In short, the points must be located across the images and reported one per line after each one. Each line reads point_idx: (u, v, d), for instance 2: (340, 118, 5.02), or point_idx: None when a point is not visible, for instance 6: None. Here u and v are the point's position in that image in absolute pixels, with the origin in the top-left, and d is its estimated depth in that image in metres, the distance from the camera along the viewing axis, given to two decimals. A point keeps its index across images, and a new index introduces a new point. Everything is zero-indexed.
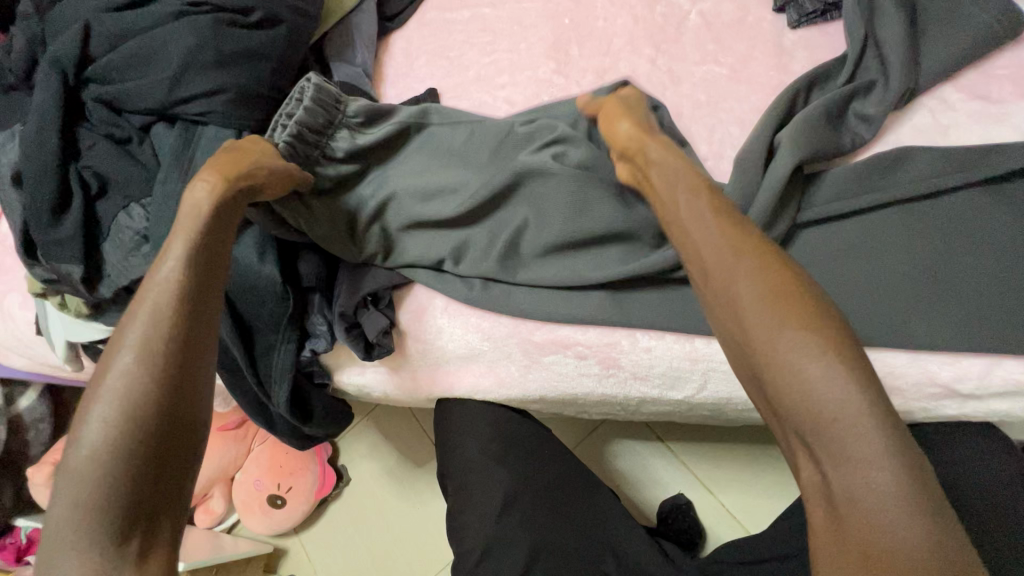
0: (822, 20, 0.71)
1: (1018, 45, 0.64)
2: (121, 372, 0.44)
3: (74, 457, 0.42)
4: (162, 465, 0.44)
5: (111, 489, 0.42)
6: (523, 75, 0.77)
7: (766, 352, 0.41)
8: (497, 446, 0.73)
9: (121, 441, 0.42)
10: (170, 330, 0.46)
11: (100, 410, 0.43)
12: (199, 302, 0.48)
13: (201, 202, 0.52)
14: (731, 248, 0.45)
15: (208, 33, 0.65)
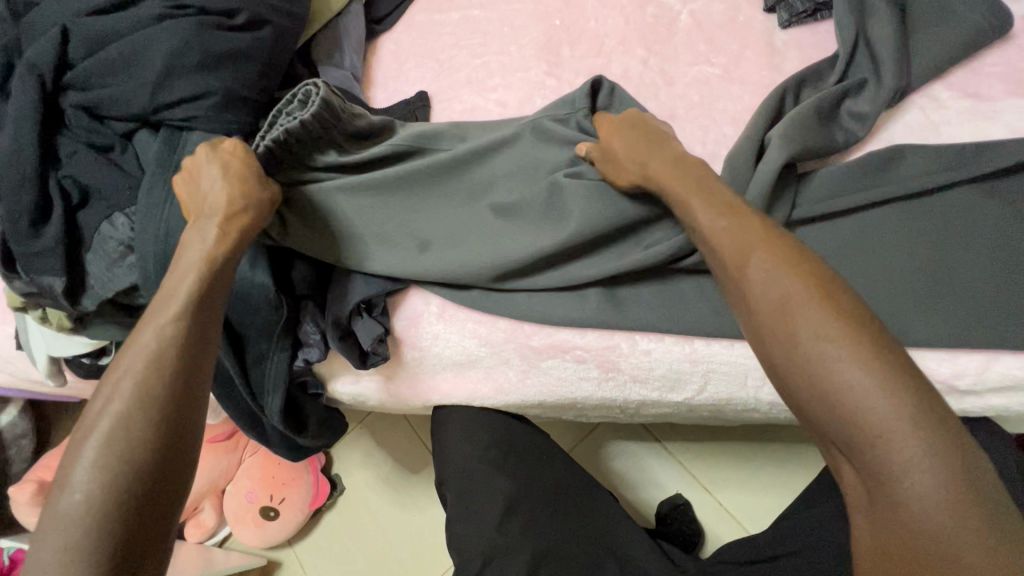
0: (813, 19, 0.71)
1: (1005, 43, 0.65)
2: (111, 416, 0.43)
3: (63, 503, 0.41)
4: (156, 509, 0.43)
5: (104, 532, 0.40)
6: (515, 77, 0.76)
7: (789, 353, 0.43)
8: (495, 453, 0.72)
9: (119, 482, 0.41)
10: (169, 373, 0.46)
11: (91, 454, 0.42)
12: (197, 347, 0.48)
13: (207, 249, 0.52)
14: (746, 249, 0.47)
15: (191, 35, 0.64)
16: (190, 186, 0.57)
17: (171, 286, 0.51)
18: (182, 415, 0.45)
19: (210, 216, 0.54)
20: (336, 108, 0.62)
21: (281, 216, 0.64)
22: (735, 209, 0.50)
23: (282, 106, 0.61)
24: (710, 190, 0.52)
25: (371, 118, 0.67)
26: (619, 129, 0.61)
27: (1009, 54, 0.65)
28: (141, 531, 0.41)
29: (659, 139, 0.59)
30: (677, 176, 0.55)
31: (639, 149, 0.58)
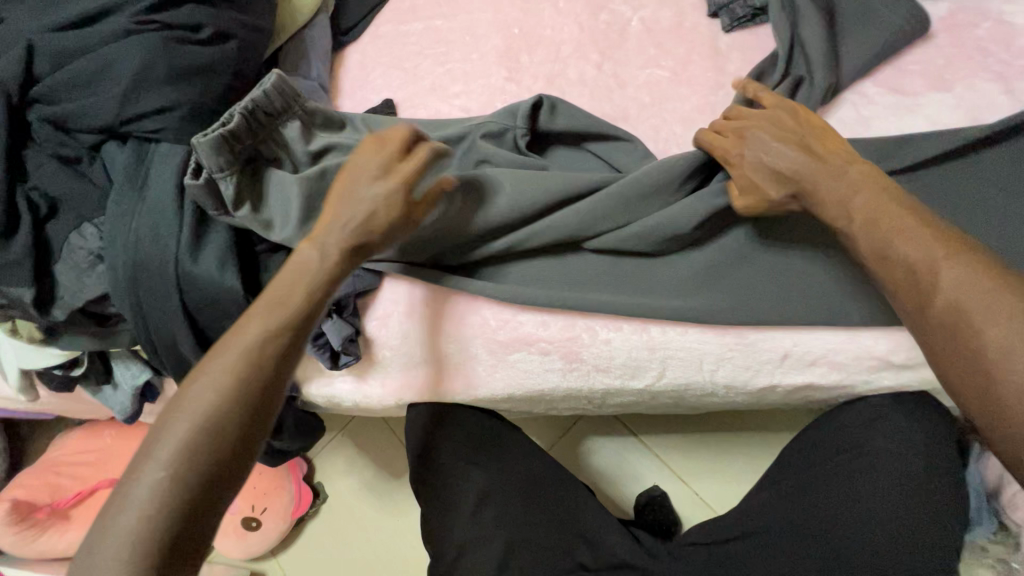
0: (753, 23, 0.75)
1: (926, 41, 0.70)
2: (196, 416, 0.46)
3: (144, 471, 0.44)
4: (212, 513, 0.46)
5: (162, 531, 0.43)
6: (476, 83, 0.79)
7: (984, 398, 0.44)
8: (469, 447, 0.74)
9: (184, 487, 0.44)
10: (261, 373, 0.48)
11: (169, 450, 0.45)
12: (290, 351, 0.50)
13: (322, 253, 0.54)
14: (942, 286, 0.47)
15: (158, 48, 0.66)
16: (341, 189, 0.56)
17: (290, 290, 0.52)
18: (258, 429, 0.48)
19: (342, 230, 0.55)
20: (292, 92, 0.69)
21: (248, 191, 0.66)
22: (922, 233, 0.49)
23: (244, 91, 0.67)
24: (904, 208, 0.51)
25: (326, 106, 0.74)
26: (761, 144, 0.58)
27: (931, 51, 0.69)
28: (193, 534, 0.44)
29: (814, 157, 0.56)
30: (846, 199, 0.53)
31: (803, 173, 0.55)
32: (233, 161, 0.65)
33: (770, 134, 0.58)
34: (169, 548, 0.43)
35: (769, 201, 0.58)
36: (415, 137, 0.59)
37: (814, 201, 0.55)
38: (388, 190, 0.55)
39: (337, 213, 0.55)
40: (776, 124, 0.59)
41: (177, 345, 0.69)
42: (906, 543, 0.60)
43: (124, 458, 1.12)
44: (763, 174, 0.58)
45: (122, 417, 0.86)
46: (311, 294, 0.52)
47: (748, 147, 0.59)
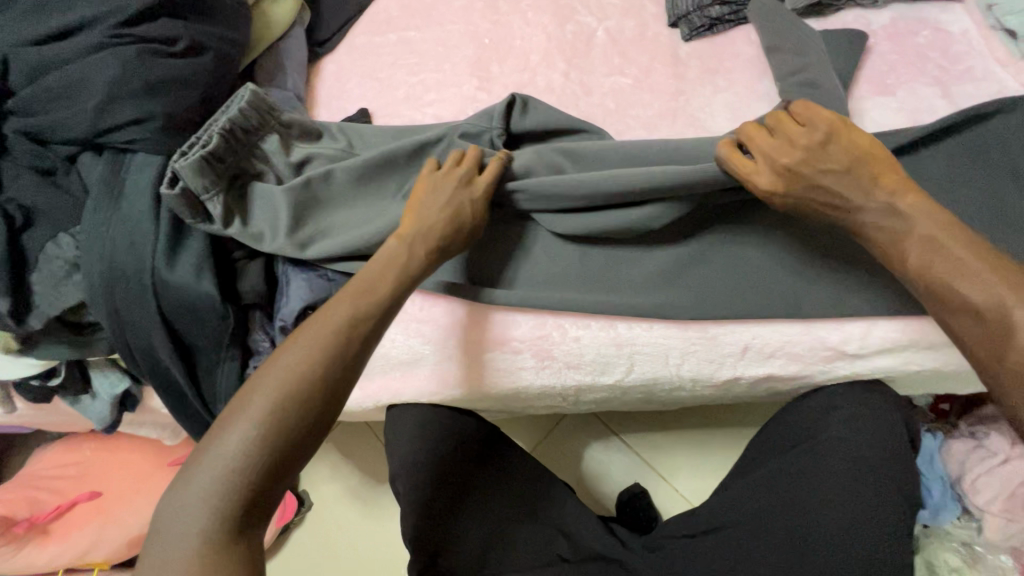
0: (710, 32, 0.79)
1: (868, 51, 0.75)
2: (285, 381, 0.50)
3: (238, 413, 0.49)
4: (288, 472, 0.49)
5: (245, 482, 0.47)
6: (448, 92, 0.82)
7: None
8: (447, 448, 0.75)
9: (266, 446, 0.48)
10: (350, 346, 0.52)
11: (261, 408, 0.49)
12: (375, 333, 0.54)
13: (403, 248, 0.58)
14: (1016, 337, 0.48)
15: (132, 62, 0.67)
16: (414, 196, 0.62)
17: (376, 279, 0.56)
18: (336, 404, 0.52)
19: (424, 233, 0.59)
20: (267, 105, 0.72)
21: (234, 207, 0.69)
22: (992, 276, 0.50)
23: (220, 110, 0.70)
24: (961, 241, 0.52)
25: (303, 117, 0.76)
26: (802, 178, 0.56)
27: (872, 60, 0.74)
28: (268, 489, 0.48)
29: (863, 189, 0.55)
30: (902, 236, 0.54)
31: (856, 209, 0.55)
32: (218, 181, 0.68)
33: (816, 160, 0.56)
34: (246, 499, 0.47)
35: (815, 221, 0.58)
36: (479, 155, 0.64)
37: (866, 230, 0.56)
38: (461, 200, 0.61)
39: (416, 217, 0.60)
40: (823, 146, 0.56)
41: (155, 352, 0.70)
42: (864, 526, 0.62)
43: (104, 470, 1.12)
44: (807, 200, 0.57)
45: (101, 426, 0.86)
46: (396, 285, 0.56)
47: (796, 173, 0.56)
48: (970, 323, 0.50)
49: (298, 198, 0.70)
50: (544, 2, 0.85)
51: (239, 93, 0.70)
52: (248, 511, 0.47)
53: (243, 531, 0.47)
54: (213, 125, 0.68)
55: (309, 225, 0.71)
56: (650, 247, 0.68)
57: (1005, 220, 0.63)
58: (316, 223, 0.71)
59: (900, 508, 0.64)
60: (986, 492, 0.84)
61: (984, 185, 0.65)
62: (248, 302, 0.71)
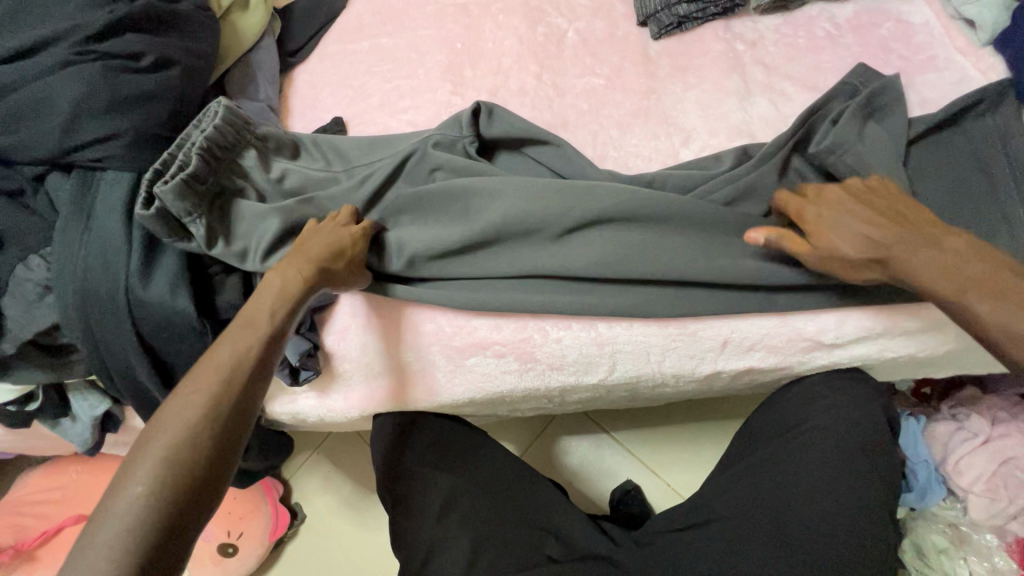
0: (679, 30, 0.80)
1: (833, 44, 0.77)
2: (169, 431, 0.44)
3: (123, 481, 0.42)
4: (191, 533, 0.43)
5: (137, 550, 0.40)
6: (422, 98, 0.81)
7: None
8: (433, 453, 0.76)
9: (158, 502, 0.41)
10: (241, 378, 0.49)
11: (147, 466, 0.42)
12: (265, 362, 0.51)
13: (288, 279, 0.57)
14: None
15: (97, 78, 0.66)
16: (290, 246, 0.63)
17: (254, 312, 0.54)
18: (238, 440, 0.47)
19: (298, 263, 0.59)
20: (241, 120, 0.72)
21: (214, 225, 0.68)
22: None
23: (194, 129, 0.70)
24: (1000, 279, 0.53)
25: (277, 129, 0.76)
26: (844, 222, 0.57)
27: (838, 53, 0.76)
28: (170, 552, 0.41)
29: (909, 230, 0.56)
30: (954, 273, 0.54)
31: (907, 253, 0.55)
32: (199, 203, 0.67)
33: (854, 206, 0.58)
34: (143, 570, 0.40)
35: (857, 272, 0.57)
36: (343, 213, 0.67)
37: (912, 271, 0.55)
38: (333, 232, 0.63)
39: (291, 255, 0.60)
40: (860, 195, 0.59)
41: (133, 372, 0.69)
42: (843, 511, 0.64)
43: (91, 493, 1.10)
44: (852, 244, 0.56)
45: (83, 449, 0.85)
46: (277, 310, 0.54)
47: (833, 208, 0.58)
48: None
49: (281, 214, 0.69)
50: (514, 5, 0.85)
51: (212, 109, 0.71)
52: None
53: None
54: (189, 146, 0.68)
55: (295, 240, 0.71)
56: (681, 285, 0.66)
57: (966, 207, 0.64)
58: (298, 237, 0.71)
59: (880, 493, 0.65)
60: (969, 473, 0.85)
61: (950, 173, 0.66)
62: (227, 317, 0.70)
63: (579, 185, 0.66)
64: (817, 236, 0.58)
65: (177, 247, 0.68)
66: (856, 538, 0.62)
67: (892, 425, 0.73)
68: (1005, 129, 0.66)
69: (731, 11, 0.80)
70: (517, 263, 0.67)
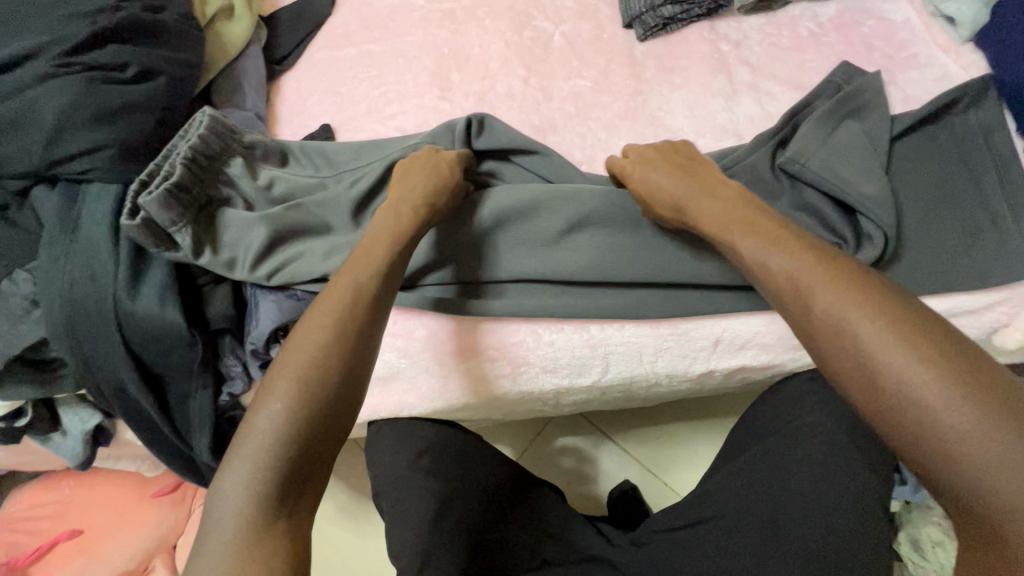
0: (664, 32, 0.80)
1: (816, 43, 0.77)
2: (308, 355, 0.50)
3: (271, 391, 0.48)
4: (327, 446, 0.49)
5: (286, 458, 0.46)
6: (410, 103, 0.81)
7: (904, 424, 0.41)
8: (428, 460, 0.74)
9: (301, 417, 0.47)
10: (364, 310, 0.53)
11: (291, 381, 0.48)
12: (382, 298, 0.55)
13: (396, 222, 0.60)
14: (819, 295, 0.47)
15: (81, 91, 0.66)
16: (402, 171, 0.66)
17: (370, 249, 0.58)
18: (364, 369, 0.52)
19: (409, 202, 0.62)
20: (226, 128, 0.72)
21: (200, 234, 0.68)
22: (790, 243, 0.51)
23: (180, 139, 0.69)
24: (754, 218, 0.54)
25: (265, 136, 0.76)
26: (643, 172, 0.63)
27: (821, 51, 0.77)
28: (312, 462, 0.48)
29: (700, 178, 0.61)
30: (726, 214, 0.56)
31: (691, 193, 0.59)
32: (185, 213, 0.67)
33: (657, 160, 0.64)
34: (289, 474, 0.46)
35: (658, 216, 0.63)
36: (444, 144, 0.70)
37: (690, 212, 0.59)
38: (445, 165, 0.66)
39: (403, 188, 0.64)
40: (670, 152, 0.64)
41: (124, 386, 0.69)
42: (842, 508, 0.63)
43: (84, 508, 1.09)
44: (651, 186, 0.62)
45: (75, 464, 0.84)
46: (391, 248, 0.58)
47: (641, 164, 0.64)
48: (774, 273, 0.50)
49: (270, 221, 0.70)
50: (500, 9, 0.85)
51: (198, 119, 0.71)
52: (292, 487, 0.46)
53: (292, 509, 0.46)
54: (175, 156, 0.68)
55: (285, 248, 0.71)
56: (670, 288, 0.67)
57: (950, 202, 0.65)
58: (288, 244, 0.71)
59: (875, 488, 0.65)
60: None
61: (936, 169, 0.67)
62: (218, 329, 0.70)
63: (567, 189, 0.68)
64: (628, 187, 0.65)
65: (165, 258, 0.67)
66: (853, 533, 0.62)
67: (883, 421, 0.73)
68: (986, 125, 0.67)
69: (716, 12, 0.81)
70: (507, 270, 0.68)
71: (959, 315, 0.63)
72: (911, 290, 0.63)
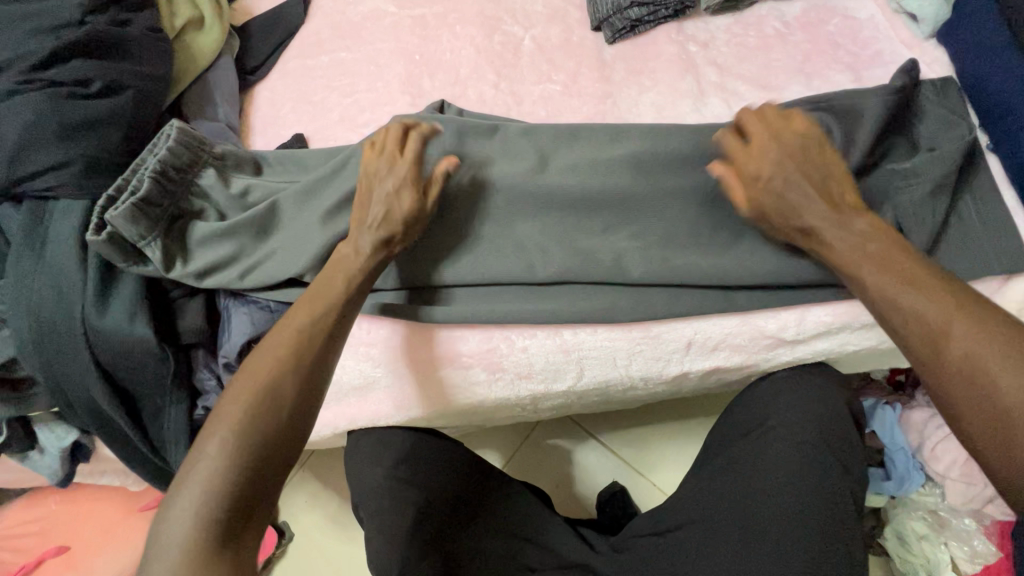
0: (632, 34, 0.80)
1: (784, 42, 0.78)
2: (255, 383, 0.50)
3: (218, 420, 0.48)
4: (272, 477, 0.48)
5: (229, 490, 0.46)
6: (382, 111, 0.81)
7: (972, 384, 0.46)
8: (404, 468, 0.73)
9: (249, 440, 0.48)
10: (314, 340, 0.54)
11: (236, 411, 0.48)
12: (333, 327, 0.55)
13: (353, 253, 0.60)
14: (956, 337, 0.47)
15: (45, 108, 0.66)
16: (361, 194, 0.63)
17: (326, 279, 0.59)
18: (311, 400, 0.52)
19: (368, 233, 0.61)
20: (195, 140, 0.71)
21: (170, 249, 0.68)
22: (931, 287, 0.50)
23: (148, 153, 0.69)
24: (895, 264, 0.53)
25: (235, 145, 0.75)
26: (768, 175, 0.58)
27: (790, 49, 0.77)
28: (255, 494, 0.47)
29: (830, 196, 0.57)
30: (857, 246, 0.55)
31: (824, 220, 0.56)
32: (154, 227, 0.67)
33: (795, 160, 0.58)
34: (234, 502, 0.46)
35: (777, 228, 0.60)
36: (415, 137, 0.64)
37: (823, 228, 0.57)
38: (404, 187, 0.62)
39: (362, 217, 0.62)
40: (803, 156, 0.58)
41: (96, 403, 0.68)
42: (818, 509, 0.63)
43: (70, 524, 1.08)
44: (778, 193, 0.58)
45: (53, 480, 0.83)
46: (345, 277, 0.59)
47: (769, 168, 0.58)
48: (901, 307, 0.50)
49: (243, 232, 0.70)
50: (470, 14, 0.85)
51: (166, 132, 0.70)
52: (236, 514, 0.46)
53: (236, 537, 0.45)
54: (143, 171, 0.67)
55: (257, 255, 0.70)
56: (643, 289, 0.66)
57: None
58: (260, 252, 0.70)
59: (850, 487, 0.65)
60: (944, 459, 0.86)
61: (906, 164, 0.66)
62: (189, 342, 0.69)
63: (537, 195, 0.68)
64: (746, 184, 0.60)
65: (133, 272, 0.67)
66: (829, 533, 0.62)
67: (857, 418, 0.73)
68: (939, 125, 0.67)
69: (684, 13, 0.81)
70: (480, 275, 0.68)
71: None
72: None
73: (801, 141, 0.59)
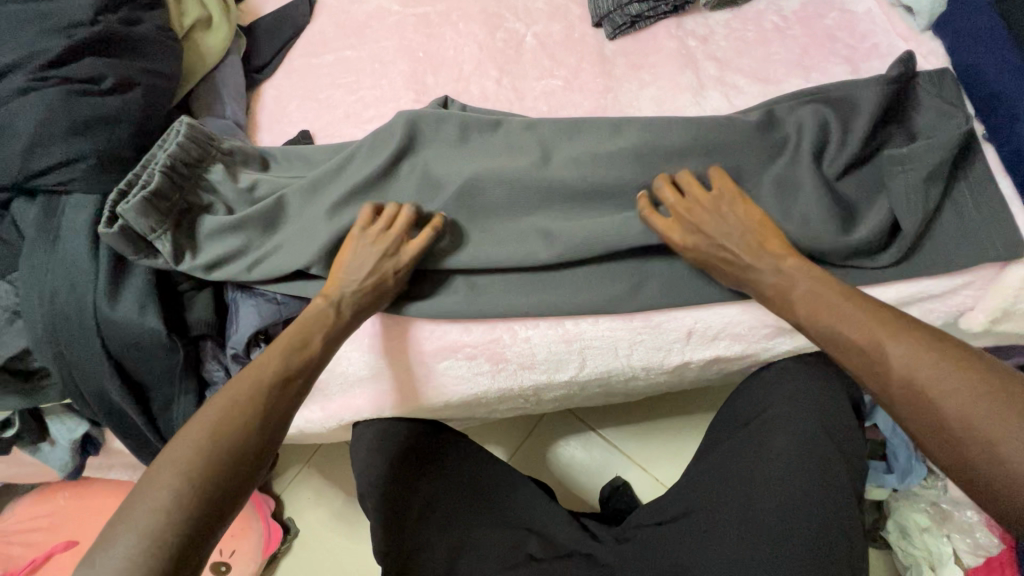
0: (632, 30, 0.82)
1: (783, 36, 0.79)
2: (209, 425, 0.52)
3: (167, 460, 0.50)
4: (218, 516, 0.50)
5: (178, 536, 0.47)
6: (387, 107, 0.82)
7: (920, 406, 0.48)
8: (411, 460, 0.75)
9: (196, 479, 0.49)
10: (271, 386, 0.56)
11: (187, 452, 0.50)
12: (290, 375, 0.58)
13: (317, 306, 0.63)
14: (892, 361, 0.50)
15: (57, 103, 0.67)
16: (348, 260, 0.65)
17: (291, 329, 0.61)
18: (262, 442, 0.54)
19: (348, 294, 0.64)
20: (204, 136, 0.72)
21: (180, 242, 0.69)
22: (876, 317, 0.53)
23: (157, 148, 0.70)
24: (845, 305, 0.55)
25: (242, 142, 0.77)
26: (692, 230, 0.62)
27: (788, 43, 0.78)
28: (198, 533, 0.49)
29: (754, 241, 0.61)
30: (787, 288, 0.59)
31: (763, 264, 0.60)
32: (164, 220, 0.68)
33: (712, 214, 0.62)
34: (175, 539, 0.47)
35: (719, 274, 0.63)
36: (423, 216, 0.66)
37: (750, 271, 0.60)
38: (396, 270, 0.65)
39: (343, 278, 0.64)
40: (718, 208, 0.62)
41: (106, 393, 0.69)
42: (817, 497, 0.63)
43: (80, 517, 1.10)
44: (710, 244, 0.62)
45: (65, 472, 0.85)
46: (313, 327, 0.61)
47: (698, 223, 0.62)
48: (845, 337, 0.54)
49: (250, 225, 0.71)
50: (473, 12, 0.87)
51: (175, 128, 0.71)
52: (178, 550, 0.47)
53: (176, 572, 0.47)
54: (153, 165, 0.69)
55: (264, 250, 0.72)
56: (643, 280, 0.67)
57: None
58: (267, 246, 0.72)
59: (849, 477, 0.66)
60: None
61: None
62: (198, 334, 0.71)
63: (540, 188, 0.69)
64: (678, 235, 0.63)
65: (143, 265, 0.68)
66: (828, 522, 0.62)
67: (857, 409, 0.74)
68: (936, 116, 0.68)
69: (684, 9, 0.82)
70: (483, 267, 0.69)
71: (924, 300, 0.65)
72: (875, 278, 0.64)
73: (712, 198, 0.63)
